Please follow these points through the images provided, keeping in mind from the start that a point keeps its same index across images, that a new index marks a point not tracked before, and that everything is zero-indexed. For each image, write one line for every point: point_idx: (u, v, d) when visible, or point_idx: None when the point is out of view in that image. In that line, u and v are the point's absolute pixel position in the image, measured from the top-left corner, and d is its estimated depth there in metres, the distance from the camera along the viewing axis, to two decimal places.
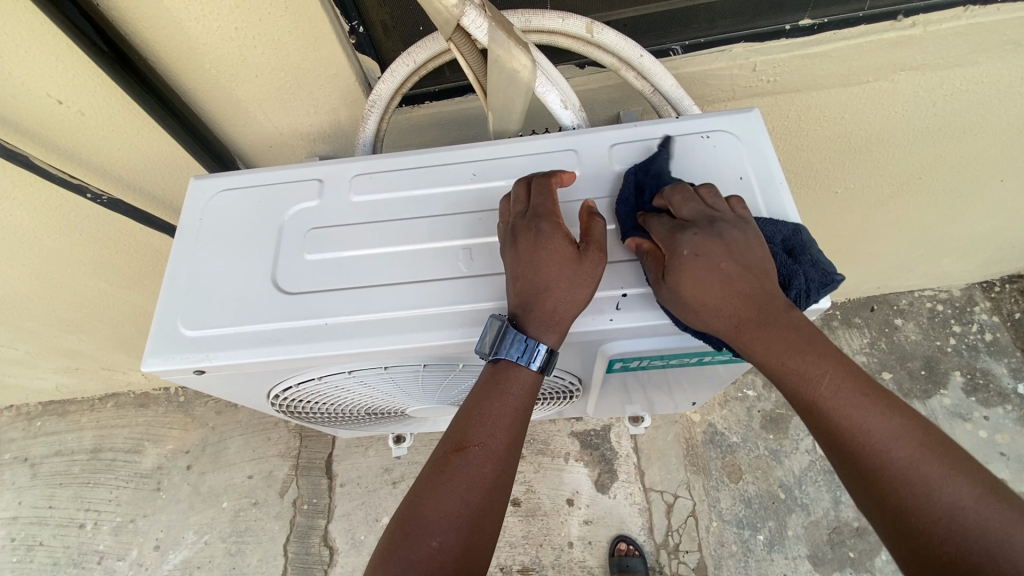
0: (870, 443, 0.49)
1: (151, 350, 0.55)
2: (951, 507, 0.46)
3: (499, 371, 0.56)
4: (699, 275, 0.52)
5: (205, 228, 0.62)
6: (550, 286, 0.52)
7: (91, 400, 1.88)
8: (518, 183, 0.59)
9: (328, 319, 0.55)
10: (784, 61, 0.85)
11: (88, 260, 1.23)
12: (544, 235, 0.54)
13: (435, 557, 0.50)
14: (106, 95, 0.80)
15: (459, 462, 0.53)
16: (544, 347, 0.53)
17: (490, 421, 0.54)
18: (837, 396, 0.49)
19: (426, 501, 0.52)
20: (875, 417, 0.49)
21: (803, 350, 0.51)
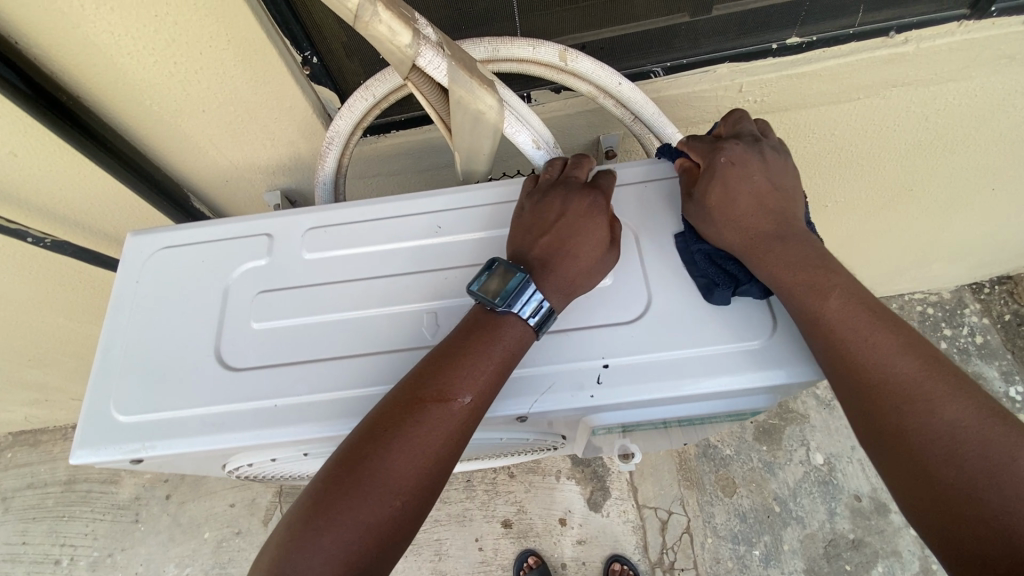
0: (873, 361, 0.48)
1: (80, 441, 0.49)
2: (952, 427, 0.44)
3: (496, 322, 0.49)
4: (727, 183, 0.55)
5: (141, 295, 0.56)
6: (581, 252, 0.52)
7: (63, 429, 1.81)
8: (583, 155, 0.60)
9: (277, 400, 0.50)
10: (771, 81, 0.80)
11: (44, 296, 1.15)
12: (597, 207, 0.55)
13: (388, 517, 0.43)
14: (38, 136, 0.73)
15: (434, 414, 0.46)
16: (548, 304, 0.50)
17: (477, 375, 0.47)
18: (843, 311, 0.49)
19: (391, 451, 0.44)
20: (881, 333, 0.48)
21: (809, 264, 0.52)
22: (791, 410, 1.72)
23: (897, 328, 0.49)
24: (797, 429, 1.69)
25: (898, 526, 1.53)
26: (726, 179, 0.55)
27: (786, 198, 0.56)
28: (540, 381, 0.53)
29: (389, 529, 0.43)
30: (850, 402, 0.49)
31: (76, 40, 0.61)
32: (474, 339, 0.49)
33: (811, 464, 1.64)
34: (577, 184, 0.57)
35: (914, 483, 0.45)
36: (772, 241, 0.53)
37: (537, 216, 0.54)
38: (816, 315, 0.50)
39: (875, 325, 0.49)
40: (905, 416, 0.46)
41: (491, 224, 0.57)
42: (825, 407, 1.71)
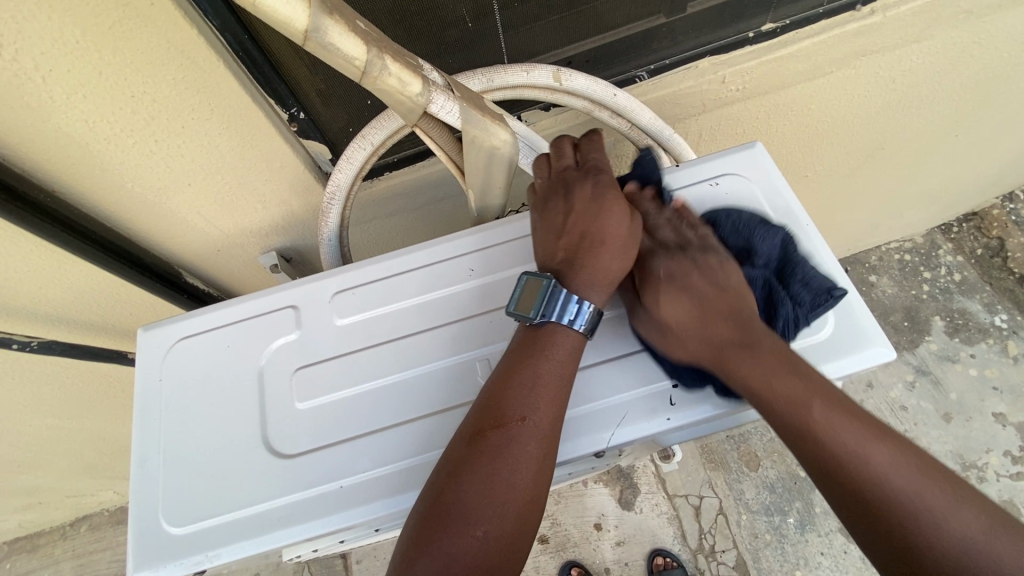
0: (800, 409, 0.47)
1: (136, 562, 0.46)
2: (904, 490, 0.44)
3: (546, 334, 0.48)
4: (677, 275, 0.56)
5: (170, 394, 0.52)
6: (605, 238, 0.51)
7: (61, 529, 1.71)
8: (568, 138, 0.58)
9: (341, 481, 0.47)
10: (751, 69, 0.81)
11: (29, 399, 1.08)
12: (602, 189, 0.53)
13: (481, 547, 0.42)
14: (15, 239, 0.69)
15: (500, 440, 0.45)
16: (592, 304, 0.49)
17: (536, 391, 0.46)
18: (765, 365, 0.49)
19: (464, 488, 0.43)
20: (800, 379, 0.48)
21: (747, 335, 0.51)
22: None
23: (830, 392, 0.48)
24: None
25: None
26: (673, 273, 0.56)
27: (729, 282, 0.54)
28: (614, 414, 0.53)
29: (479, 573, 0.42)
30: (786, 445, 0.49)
31: (50, 134, 0.58)
32: (521, 356, 0.48)
33: None
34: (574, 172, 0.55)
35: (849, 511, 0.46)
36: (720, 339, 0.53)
37: (550, 222, 0.53)
38: (756, 395, 0.49)
39: (811, 391, 0.48)
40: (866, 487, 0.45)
41: (523, 258, 0.55)
42: None
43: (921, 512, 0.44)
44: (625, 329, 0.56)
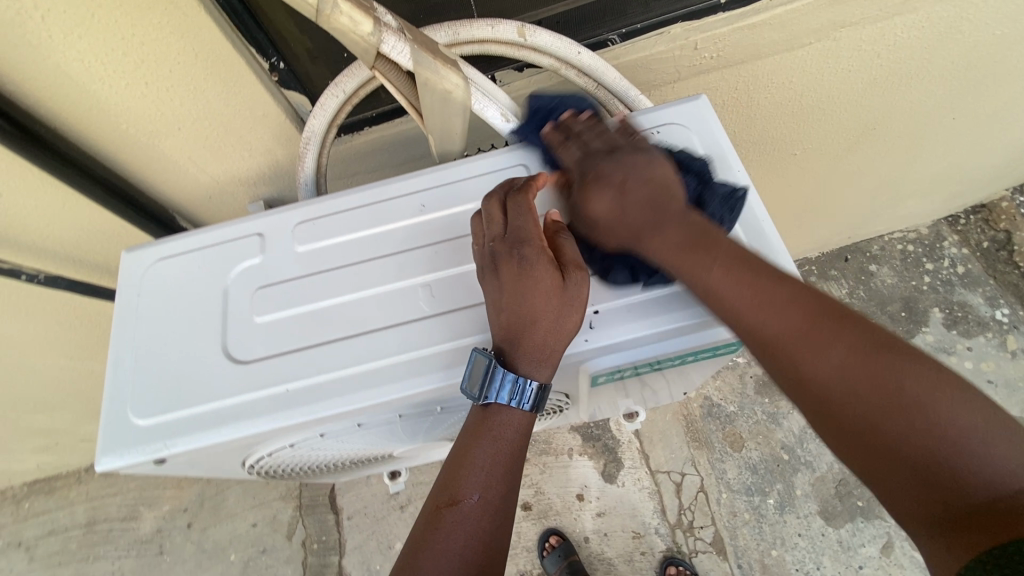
0: (767, 316, 0.52)
1: (104, 447, 0.51)
2: (840, 369, 0.49)
3: (491, 416, 0.56)
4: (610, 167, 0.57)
5: (144, 307, 0.58)
6: (537, 317, 0.50)
7: (76, 473, 1.83)
8: (492, 199, 0.55)
9: (287, 384, 0.52)
10: (724, 35, 0.83)
11: (44, 338, 1.17)
12: (527, 263, 0.51)
13: None
14: (22, 175, 0.75)
15: (452, 515, 0.54)
16: (537, 383, 0.52)
17: (481, 470, 0.55)
18: (728, 281, 0.53)
19: (423, 564, 0.52)
20: (763, 295, 0.53)
21: (681, 240, 0.55)
22: None
23: (768, 292, 0.53)
24: None
25: None
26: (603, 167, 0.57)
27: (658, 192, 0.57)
28: None
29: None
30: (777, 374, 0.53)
31: (49, 71, 0.63)
32: (469, 436, 0.57)
33: None
34: (500, 244, 0.52)
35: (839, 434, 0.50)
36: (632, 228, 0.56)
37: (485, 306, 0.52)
38: (707, 289, 0.54)
39: (758, 290, 0.53)
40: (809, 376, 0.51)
41: (469, 196, 0.59)
42: None
43: (913, 401, 0.46)
44: None
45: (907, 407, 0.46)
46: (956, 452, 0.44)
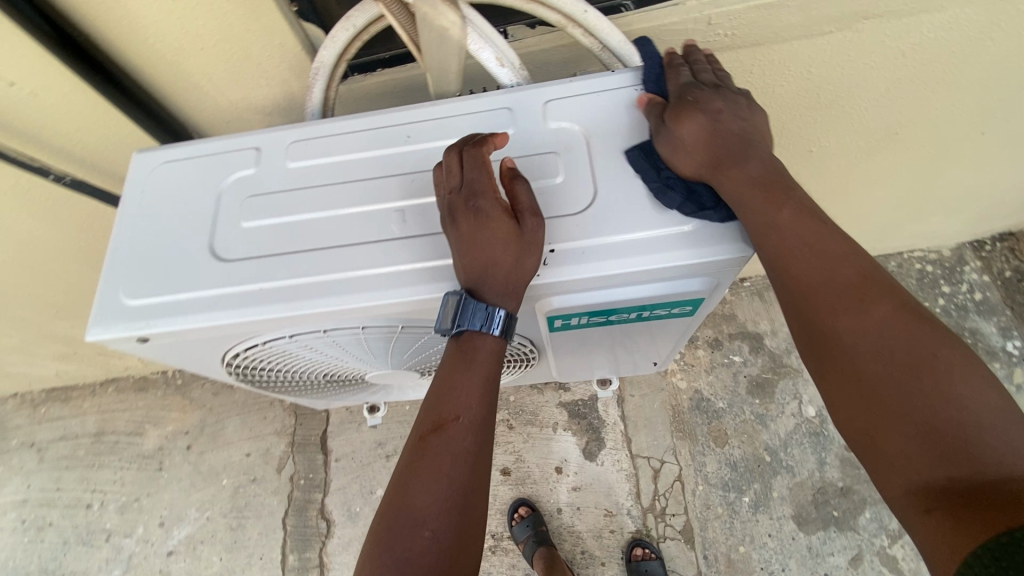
0: (825, 267, 0.57)
1: (94, 320, 0.57)
2: (881, 327, 0.54)
3: (463, 343, 0.59)
4: (704, 115, 0.61)
5: (145, 201, 0.63)
6: (497, 259, 0.54)
7: (92, 386, 1.94)
8: (450, 150, 0.58)
9: (261, 284, 0.57)
10: (737, 13, 0.82)
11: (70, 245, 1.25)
12: (483, 213, 0.55)
13: (432, 543, 0.52)
14: (57, 79, 0.80)
15: (437, 442, 0.56)
16: (504, 312, 0.56)
17: (460, 394, 0.58)
18: (797, 227, 0.58)
19: (412, 487, 0.54)
20: (828, 244, 0.58)
21: (766, 184, 0.59)
22: (785, 363, 1.68)
23: (827, 248, 0.58)
24: (790, 383, 1.65)
25: None
26: (694, 112, 0.61)
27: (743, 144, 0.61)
28: None
29: (437, 563, 0.51)
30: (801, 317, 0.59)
31: None
32: (448, 368, 0.59)
33: (803, 417, 1.61)
34: (456, 197, 0.56)
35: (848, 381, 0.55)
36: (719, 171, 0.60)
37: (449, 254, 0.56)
38: (772, 224, 0.58)
39: (821, 243, 0.58)
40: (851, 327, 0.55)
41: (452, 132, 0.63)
42: None
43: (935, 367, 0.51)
44: None
45: (936, 375, 0.51)
46: (959, 423, 0.48)
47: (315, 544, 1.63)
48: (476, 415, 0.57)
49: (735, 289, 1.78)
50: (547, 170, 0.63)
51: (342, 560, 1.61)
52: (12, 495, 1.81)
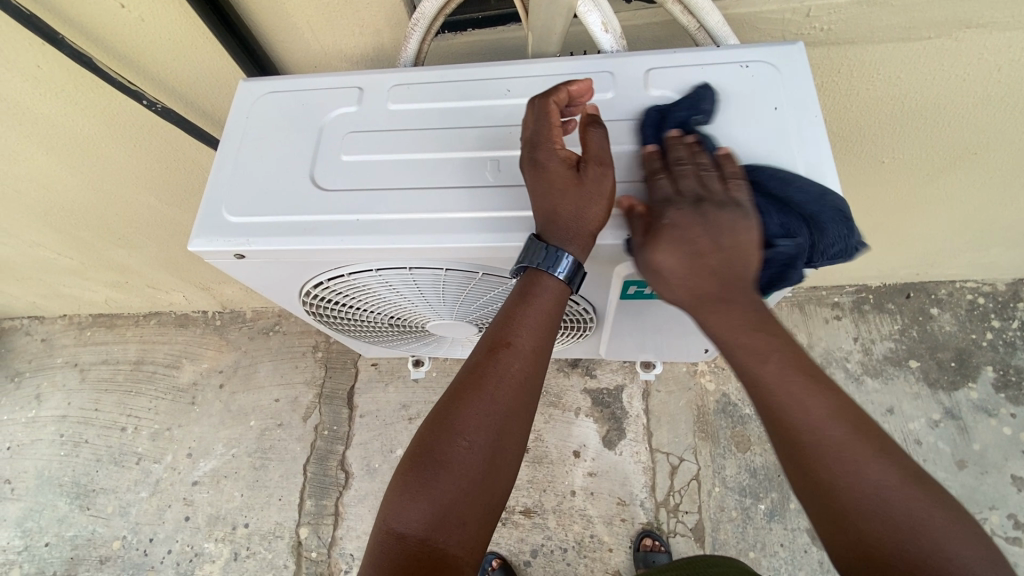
0: (812, 422, 0.54)
1: (198, 232, 0.60)
2: (876, 489, 0.51)
3: (526, 279, 0.59)
4: (678, 247, 0.56)
5: (249, 127, 0.66)
6: (557, 207, 0.56)
7: (136, 317, 2.03)
8: (530, 101, 0.61)
9: (357, 215, 0.60)
10: (839, 7, 0.81)
11: (141, 173, 1.30)
12: (545, 164, 0.57)
13: (470, 454, 0.56)
14: (164, 6, 0.84)
15: (488, 363, 0.58)
16: (568, 256, 0.56)
17: (517, 322, 0.59)
18: (789, 385, 0.55)
19: (461, 400, 0.57)
20: (822, 400, 0.55)
21: (752, 331, 0.56)
22: None
23: (813, 399, 0.54)
24: None
25: None
26: (667, 244, 0.56)
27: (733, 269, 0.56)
28: None
29: (474, 470, 0.55)
30: (794, 473, 0.55)
31: None
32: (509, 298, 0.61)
33: None
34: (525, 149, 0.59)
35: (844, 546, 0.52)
36: (704, 313, 0.57)
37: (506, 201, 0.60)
38: (757, 377, 0.56)
39: (806, 394, 0.54)
40: (846, 488, 0.52)
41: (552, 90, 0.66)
42: (853, 381, 1.61)
43: (920, 536, 0.49)
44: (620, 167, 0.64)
45: (933, 552, 0.49)
46: None
47: (332, 493, 1.67)
48: (528, 347, 0.58)
49: None
50: (644, 136, 0.65)
51: (357, 512, 1.64)
52: (53, 409, 1.91)
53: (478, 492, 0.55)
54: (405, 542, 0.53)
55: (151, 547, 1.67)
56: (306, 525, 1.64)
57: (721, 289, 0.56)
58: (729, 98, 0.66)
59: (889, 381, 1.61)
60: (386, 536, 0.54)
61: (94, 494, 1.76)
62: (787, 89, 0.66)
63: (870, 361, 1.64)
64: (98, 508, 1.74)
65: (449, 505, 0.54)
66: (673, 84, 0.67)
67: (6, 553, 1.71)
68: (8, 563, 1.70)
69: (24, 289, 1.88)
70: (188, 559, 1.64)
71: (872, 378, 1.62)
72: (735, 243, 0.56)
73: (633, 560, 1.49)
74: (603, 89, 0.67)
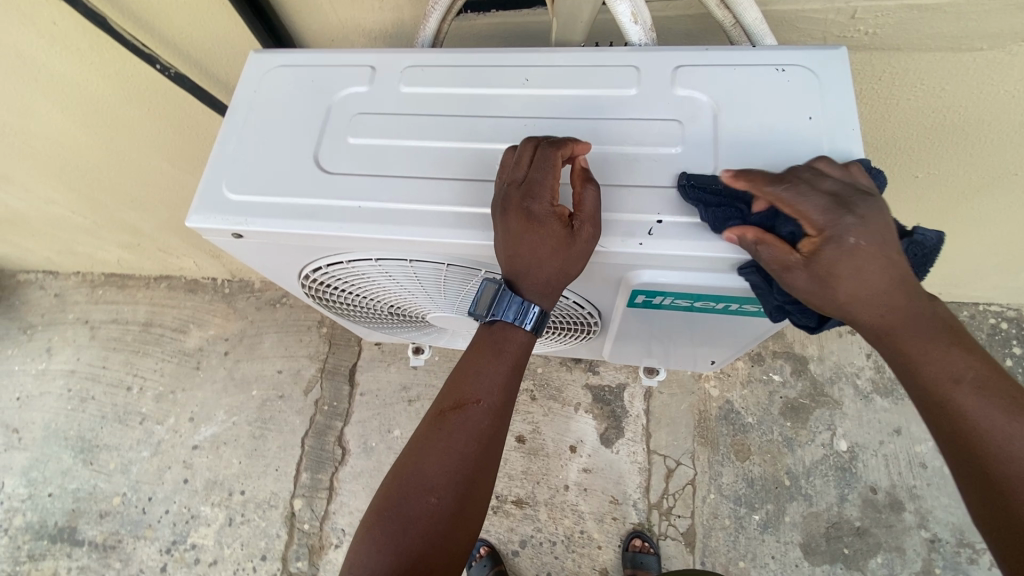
0: (970, 399, 0.54)
1: (196, 209, 0.59)
2: None
3: (495, 332, 0.62)
4: (860, 266, 0.52)
5: (256, 101, 0.64)
6: (539, 265, 0.57)
7: (147, 279, 2.05)
8: (527, 143, 0.57)
9: (359, 202, 0.58)
10: (888, 10, 0.76)
11: (153, 137, 1.29)
12: (537, 219, 0.55)
13: (435, 509, 0.59)
14: None
15: (457, 418, 0.61)
16: (538, 309, 0.60)
17: (485, 377, 0.62)
18: (978, 404, 0.54)
19: (427, 453, 0.60)
20: (1020, 425, 0.53)
21: (938, 347, 0.56)
22: (826, 393, 1.60)
23: (974, 380, 0.54)
24: (827, 413, 1.57)
25: (909, 525, 1.44)
26: (851, 264, 0.52)
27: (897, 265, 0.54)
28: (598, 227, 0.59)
29: (438, 525, 0.58)
30: (969, 492, 0.54)
31: None
32: (480, 351, 0.63)
33: (833, 449, 1.53)
34: (514, 189, 0.56)
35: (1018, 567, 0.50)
36: (889, 327, 0.55)
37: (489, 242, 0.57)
38: (914, 354, 0.56)
39: (968, 375, 0.55)
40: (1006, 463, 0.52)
41: (572, 83, 0.63)
42: (861, 398, 1.58)
43: None
44: (638, 168, 0.60)
45: None
46: None
47: (328, 467, 1.68)
48: (496, 402, 0.62)
49: None
50: (665, 138, 0.61)
51: (351, 488, 1.65)
52: (62, 364, 1.94)
53: (442, 546, 0.58)
54: None
55: (150, 505, 1.70)
56: (300, 497, 1.65)
57: (900, 282, 0.54)
58: (762, 103, 0.62)
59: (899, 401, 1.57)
60: None
61: (97, 450, 1.79)
62: (825, 97, 0.61)
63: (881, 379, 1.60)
64: (100, 463, 1.77)
65: (412, 558, 0.57)
66: (702, 83, 0.63)
67: (10, 500, 1.75)
68: (11, 509, 1.74)
69: (38, 244, 1.89)
70: (184, 520, 1.67)
71: (882, 396, 1.58)
72: (898, 250, 0.54)
73: (621, 559, 1.48)
74: (626, 84, 0.63)
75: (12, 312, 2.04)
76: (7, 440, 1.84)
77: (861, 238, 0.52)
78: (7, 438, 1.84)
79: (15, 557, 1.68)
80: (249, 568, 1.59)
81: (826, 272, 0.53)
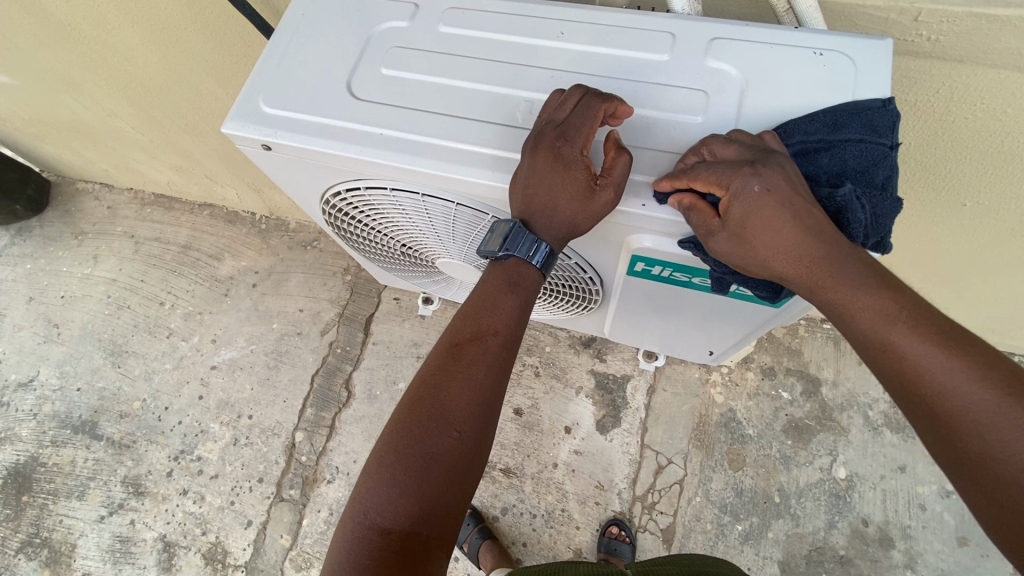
0: (876, 315, 0.53)
1: (232, 115, 0.63)
2: (948, 375, 0.50)
3: (509, 268, 0.64)
4: (765, 221, 0.54)
5: (302, 23, 0.67)
6: (557, 208, 0.58)
7: (192, 205, 2.14)
8: (576, 89, 0.58)
9: (380, 129, 0.61)
10: (954, 17, 0.73)
11: (212, 64, 1.34)
12: (565, 161, 0.56)
13: (457, 445, 0.59)
14: None
15: (476, 349, 0.62)
16: (547, 247, 0.62)
17: (501, 310, 0.64)
18: (912, 335, 0.52)
19: (446, 388, 0.60)
20: (963, 360, 0.50)
21: (859, 283, 0.54)
22: (833, 418, 1.56)
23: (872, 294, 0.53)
24: (831, 438, 1.54)
25: (895, 563, 1.41)
26: (754, 221, 0.54)
27: (801, 196, 0.54)
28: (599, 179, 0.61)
29: (459, 460, 0.58)
30: (925, 424, 0.52)
31: None
32: (497, 286, 0.64)
33: (830, 475, 1.50)
34: (551, 129, 0.57)
35: (980, 498, 0.49)
36: (817, 280, 0.55)
37: (514, 175, 0.58)
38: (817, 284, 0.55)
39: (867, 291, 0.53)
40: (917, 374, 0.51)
41: (605, 43, 0.64)
42: (870, 429, 1.54)
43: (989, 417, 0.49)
44: (656, 130, 0.61)
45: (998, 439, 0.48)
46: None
47: (332, 408, 1.75)
48: (513, 332, 0.64)
49: (809, 326, 1.65)
50: (689, 106, 0.62)
51: (350, 431, 1.71)
52: (106, 271, 2.06)
53: (461, 478, 0.59)
54: (392, 538, 0.55)
55: (165, 415, 1.80)
56: (302, 431, 1.73)
57: (798, 212, 0.54)
58: (790, 86, 0.62)
59: (910, 438, 1.53)
60: (370, 533, 0.56)
61: (125, 355, 1.91)
62: (859, 86, 0.60)
63: (895, 413, 1.55)
64: (126, 368, 1.89)
65: (437, 496, 0.57)
66: (735, 60, 0.63)
67: (43, 388, 1.89)
68: (44, 397, 1.88)
69: (99, 156, 2.00)
70: (194, 433, 1.77)
71: (892, 431, 1.53)
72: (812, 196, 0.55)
73: (597, 542, 1.50)
74: (660, 50, 0.64)
75: (67, 217, 2.17)
76: (47, 333, 1.98)
77: (766, 187, 0.53)
78: (48, 331, 1.98)
79: (40, 440, 1.81)
80: (245, 487, 1.68)
81: (737, 230, 0.55)
